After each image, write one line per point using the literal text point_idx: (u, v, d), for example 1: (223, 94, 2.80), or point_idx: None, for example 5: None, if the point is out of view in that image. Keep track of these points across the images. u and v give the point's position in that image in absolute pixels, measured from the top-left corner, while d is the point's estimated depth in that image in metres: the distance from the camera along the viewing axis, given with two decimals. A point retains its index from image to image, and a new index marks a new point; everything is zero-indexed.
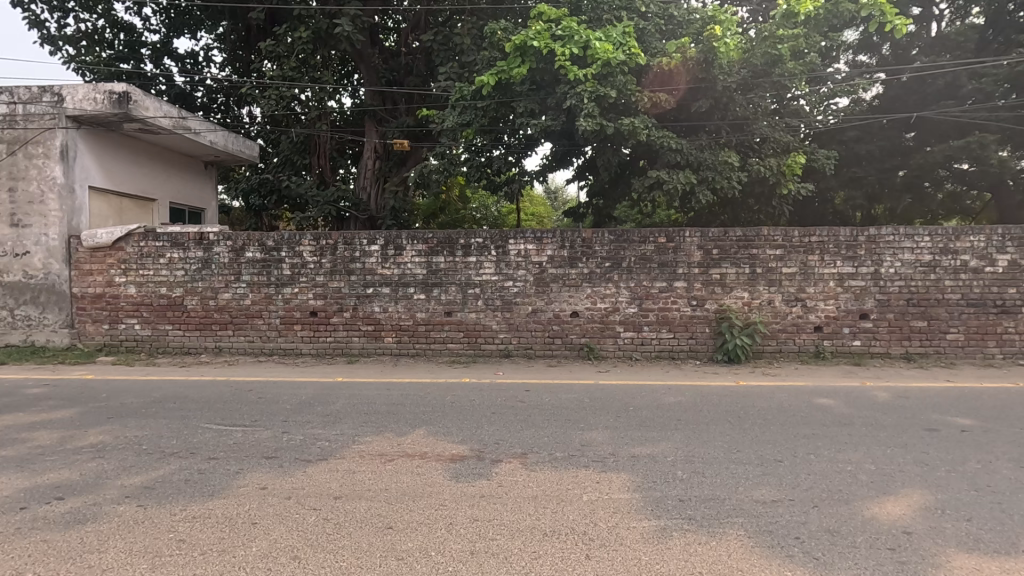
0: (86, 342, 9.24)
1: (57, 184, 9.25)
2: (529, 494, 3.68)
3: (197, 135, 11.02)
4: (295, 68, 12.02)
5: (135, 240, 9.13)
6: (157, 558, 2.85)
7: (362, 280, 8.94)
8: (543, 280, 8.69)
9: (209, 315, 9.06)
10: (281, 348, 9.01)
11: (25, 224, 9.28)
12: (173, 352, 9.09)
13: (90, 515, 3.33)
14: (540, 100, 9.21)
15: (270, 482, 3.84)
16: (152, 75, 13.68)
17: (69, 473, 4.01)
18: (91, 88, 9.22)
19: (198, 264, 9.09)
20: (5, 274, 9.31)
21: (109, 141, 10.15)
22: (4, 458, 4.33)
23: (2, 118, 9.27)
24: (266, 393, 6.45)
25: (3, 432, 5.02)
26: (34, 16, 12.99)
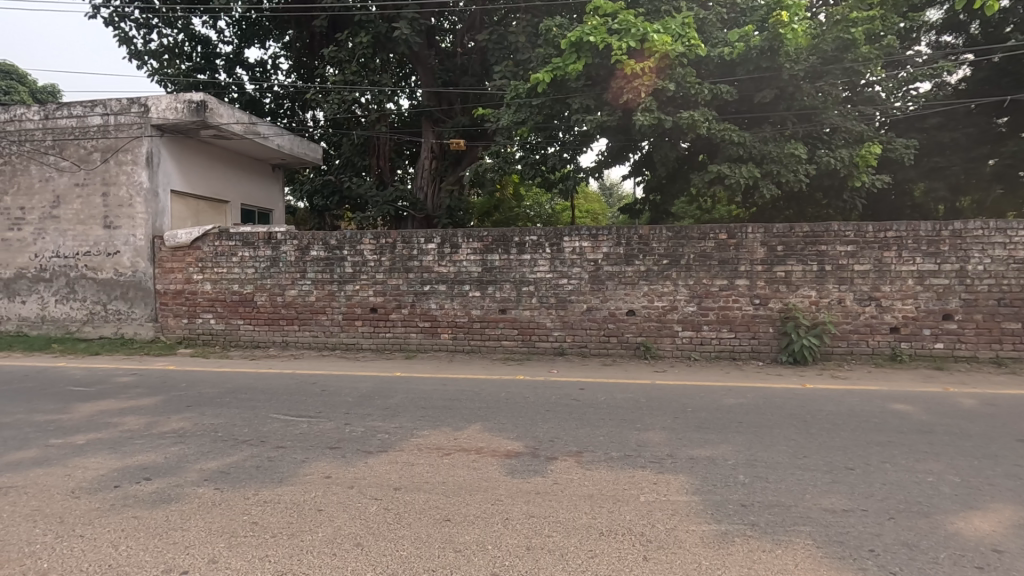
0: (168, 335, 9.93)
1: (143, 189, 9.99)
2: (585, 492, 3.65)
3: (266, 139, 11.60)
4: (356, 72, 12.41)
5: (211, 240, 9.73)
6: (233, 538, 3.04)
7: (420, 277, 9.15)
8: (598, 278, 8.60)
9: (277, 311, 9.53)
10: (343, 342, 9.36)
11: (115, 226, 10.08)
12: (244, 345, 9.63)
13: (174, 495, 3.59)
14: (595, 95, 9.09)
15: (334, 471, 4.01)
16: (225, 84, 14.51)
17: (154, 456, 4.33)
18: (173, 98, 9.88)
19: (267, 262, 9.57)
20: (99, 272, 10.15)
21: (188, 148, 10.85)
22: (100, 439, 4.74)
23: (97, 129, 10.11)
24: (329, 386, 6.73)
25: (98, 416, 5.49)
26: (123, 33, 14.06)
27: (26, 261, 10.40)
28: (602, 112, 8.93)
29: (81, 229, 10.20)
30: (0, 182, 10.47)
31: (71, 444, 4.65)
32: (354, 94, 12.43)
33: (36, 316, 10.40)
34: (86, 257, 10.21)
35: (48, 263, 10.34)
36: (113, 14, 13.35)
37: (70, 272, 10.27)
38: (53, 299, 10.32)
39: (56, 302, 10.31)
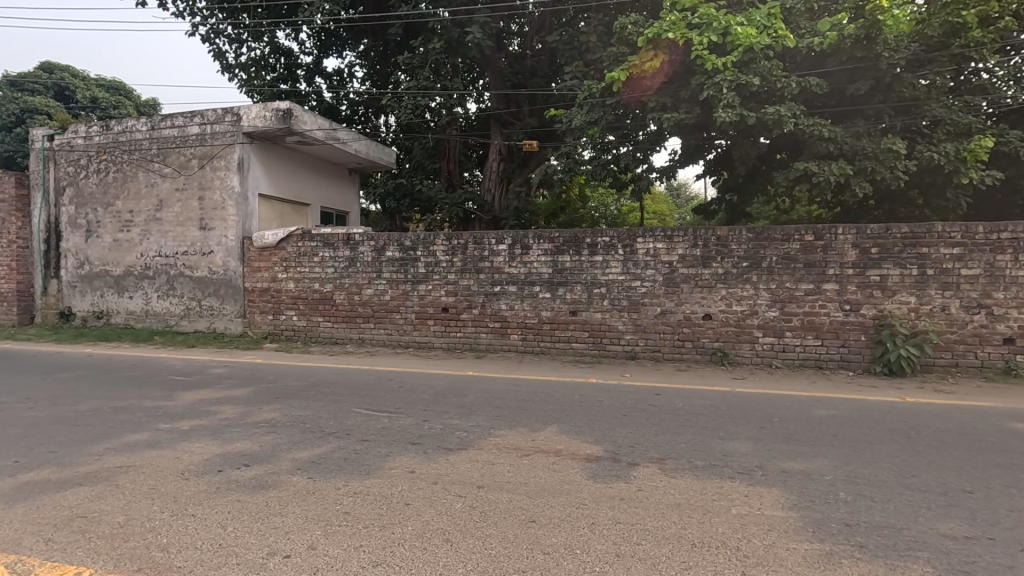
0: (255, 330, 10.55)
1: (235, 193, 10.68)
2: (671, 501, 3.53)
3: (345, 144, 12.07)
4: (429, 77, 12.69)
5: (295, 241, 10.25)
6: (328, 526, 3.16)
7: (491, 278, 9.23)
8: (673, 280, 8.37)
9: (354, 309, 9.91)
10: (415, 341, 9.60)
11: (210, 227, 10.83)
12: (323, 341, 10.07)
13: (271, 482, 3.78)
14: (672, 93, 8.86)
15: (418, 466, 4.08)
16: (306, 93, 15.26)
17: (250, 444, 4.59)
18: (263, 106, 10.51)
19: (346, 262, 9.98)
20: (195, 270, 10.94)
21: (275, 154, 11.50)
22: (202, 426, 5.09)
23: (195, 138, 10.90)
24: (405, 383, 6.92)
25: (199, 404, 5.89)
26: (217, 49, 15.10)
27: (133, 260, 11.37)
28: (680, 110, 8.67)
29: (180, 230, 11.03)
30: (113, 187, 11.49)
31: (178, 429, 5.00)
32: (427, 98, 12.72)
33: (141, 310, 11.34)
34: (184, 256, 11.02)
35: (152, 262, 11.24)
36: (208, 31, 14.36)
37: (170, 270, 11.11)
38: (155, 295, 11.22)
39: (158, 298, 11.20)
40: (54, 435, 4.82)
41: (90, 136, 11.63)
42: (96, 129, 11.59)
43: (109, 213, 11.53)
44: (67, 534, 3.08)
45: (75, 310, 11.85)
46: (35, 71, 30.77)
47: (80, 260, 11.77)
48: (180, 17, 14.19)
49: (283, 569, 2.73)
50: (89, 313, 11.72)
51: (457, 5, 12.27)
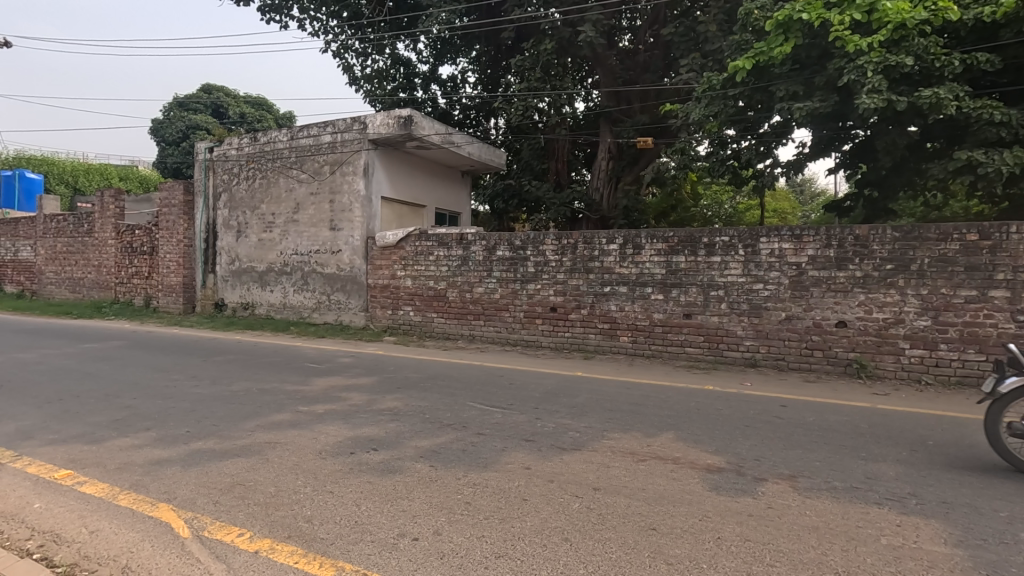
0: (376, 324, 11.30)
1: (361, 196, 11.52)
2: (807, 523, 3.25)
3: (459, 148, 12.51)
4: (539, 79, 12.76)
5: (413, 240, 10.84)
6: (452, 514, 3.28)
7: (601, 278, 9.11)
8: (801, 284, 7.72)
9: (466, 306, 10.27)
10: (524, 339, 9.73)
11: (339, 228, 11.77)
12: (437, 336, 10.54)
13: (398, 467, 4.01)
14: (804, 81, 8.17)
15: (533, 463, 4.13)
16: (422, 100, 16.06)
17: (377, 430, 4.91)
18: (386, 114, 11.20)
19: (459, 261, 10.37)
20: (325, 267, 11.94)
21: (396, 159, 12.24)
22: (335, 410, 5.53)
23: (328, 146, 11.90)
24: (516, 380, 7.04)
25: (331, 390, 6.43)
26: (345, 63, 16.36)
27: (274, 257, 12.65)
28: (813, 99, 7.97)
29: (314, 231, 12.10)
30: (259, 193, 12.87)
31: (314, 412, 5.48)
32: (536, 100, 12.83)
33: (280, 303, 12.61)
34: (316, 255, 12.08)
35: (289, 259, 12.45)
36: (338, 46, 15.59)
37: (304, 267, 12.23)
38: (292, 290, 12.41)
39: (294, 292, 12.38)
40: (216, 410, 5.49)
41: (241, 148, 13.11)
42: (246, 141, 13.04)
43: (255, 215, 12.93)
44: (230, 498, 3.48)
45: (227, 301, 13.44)
46: (199, 93, 35.45)
47: (232, 257, 13.32)
48: (315, 36, 15.52)
49: (412, 551, 2.88)
50: (238, 305, 13.25)
51: (569, 5, 12.22)
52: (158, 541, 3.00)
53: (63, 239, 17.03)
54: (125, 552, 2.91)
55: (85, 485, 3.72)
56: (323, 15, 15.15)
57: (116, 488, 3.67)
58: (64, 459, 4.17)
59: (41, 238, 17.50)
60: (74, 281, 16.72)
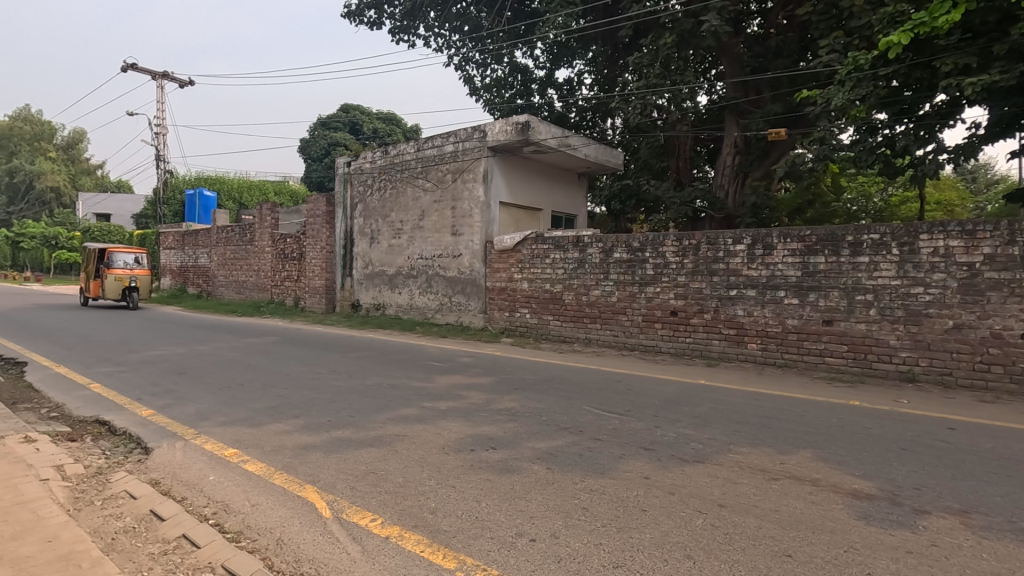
0: (494, 325, 11.63)
1: (480, 202, 11.98)
2: (984, 567, 2.77)
3: (575, 151, 12.46)
4: (659, 75, 12.17)
5: (530, 244, 11.03)
6: (568, 519, 3.27)
7: (726, 281, 8.57)
8: (974, 287, 6.64)
9: (582, 309, 10.21)
10: (642, 344, 9.45)
11: (460, 233, 12.34)
12: (553, 339, 10.59)
13: (516, 468, 4.08)
14: (978, 50, 7.19)
15: (653, 473, 3.99)
16: (539, 105, 16.28)
17: (495, 429, 5.04)
18: (505, 122, 11.52)
19: (575, 263, 10.35)
20: (448, 271, 12.56)
21: (514, 165, 12.55)
22: (457, 408, 5.78)
23: (451, 155, 12.52)
24: (634, 386, 6.84)
25: (453, 388, 6.72)
26: (466, 75, 17.08)
27: (402, 261, 13.56)
28: (990, 71, 6.92)
29: (437, 236, 12.78)
30: (389, 201, 13.88)
31: (438, 409, 5.77)
32: (656, 96, 12.28)
33: (407, 304, 13.47)
34: (439, 259, 12.75)
35: (415, 263, 13.28)
36: (460, 60, 16.33)
37: (429, 271, 12.96)
38: (417, 292, 13.21)
39: (419, 294, 13.16)
40: (352, 402, 6.00)
41: (374, 161, 14.23)
42: (378, 154, 14.13)
43: (386, 222, 13.97)
44: (365, 485, 3.78)
45: (362, 302, 14.65)
46: (337, 114, 39.07)
47: (366, 262, 14.49)
48: (439, 52, 16.40)
49: (529, 551, 2.92)
50: (371, 305, 14.39)
51: None
52: (304, 519, 3.33)
53: (231, 247, 19.70)
54: (279, 526, 3.27)
55: (248, 463, 4.26)
56: (446, 31, 15.96)
57: (272, 467, 4.16)
58: (232, 439, 4.81)
59: (215, 247, 20.39)
60: (239, 283, 19.28)
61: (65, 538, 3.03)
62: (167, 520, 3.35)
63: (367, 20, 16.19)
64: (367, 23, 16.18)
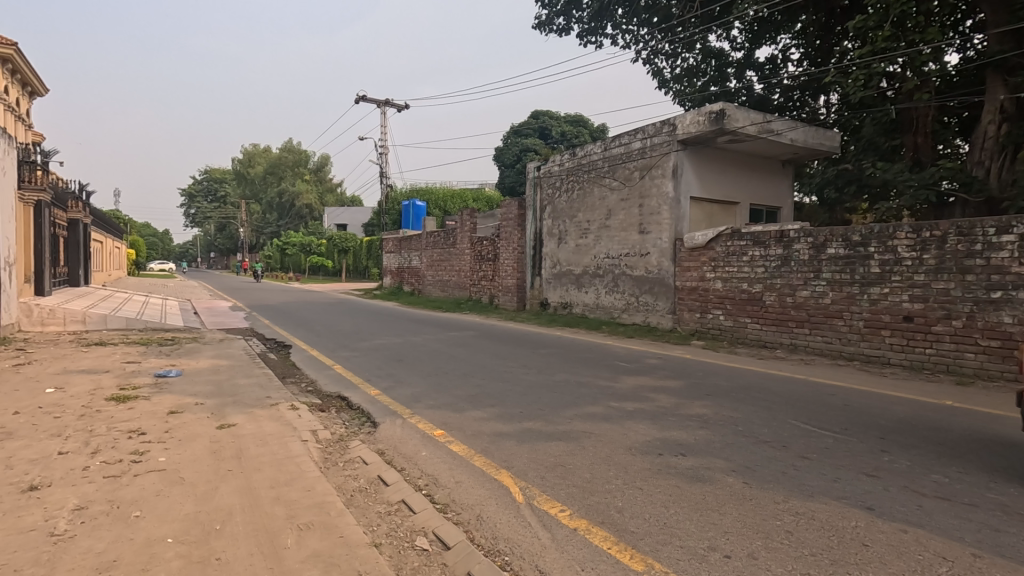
0: (683, 326, 11.11)
1: (670, 198, 11.58)
2: None
3: (779, 136, 11.22)
4: (890, 37, 10.22)
5: (724, 240, 10.30)
6: (769, 541, 2.99)
7: (985, 280, 6.94)
8: None
9: (786, 311, 9.20)
10: (864, 353, 8.16)
11: (648, 231, 12.07)
12: (751, 344, 9.72)
13: (708, 478, 3.86)
14: None
15: (877, 504, 3.43)
16: (736, 90, 15.06)
17: (685, 435, 4.83)
18: (697, 112, 10.89)
19: (778, 261, 9.38)
20: (635, 270, 12.38)
21: (707, 157, 11.83)
22: (645, 410, 5.66)
23: (639, 152, 12.30)
24: (854, 402, 5.92)
25: (640, 389, 6.60)
26: (655, 68, 16.58)
27: (589, 261, 13.73)
28: None
29: (625, 235, 12.68)
30: (577, 203, 14.16)
31: (624, 409, 5.74)
32: (886, 63, 10.40)
33: (594, 303, 13.59)
34: (626, 258, 12.62)
35: (602, 262, 13.34)
36: (649, 53, 15.93)
37: (616, 270, 12.90)
38: (604, 291, 13.23)
39: (606, 293, 13.18)
40: (542, 396, 6.29)
41: (562, 163, 14.64)
42: (566, 157, 14.49)
43: (573, 223, 14.27)
44: (554, 476, 3.95)
45: (550, 301, 15.18)
46: (528, 120, 41.13)
47: (554, 262, 14.97)
48: (627, 48, 16.21)
49: (723, 567, 2.75)
50: (559, 304, 14.83)
51: None
52: (500, 501, 3.61)
53: (437, 250, 22.05)
54: (478, 504, 3.59)
55: (453, 443, 4.76)
56: (635, 26, 15.69)
57: (473, 450, 4.59)
58: (440, 421, 5.41)
59: (425, 250, 23.03)
60: (444, 282, 21.46)
61: (320, 490, 3.74)
62: (390, 485, 3.93)
63: (556, 28, 16.74)
64: (556, 30, 16.73)
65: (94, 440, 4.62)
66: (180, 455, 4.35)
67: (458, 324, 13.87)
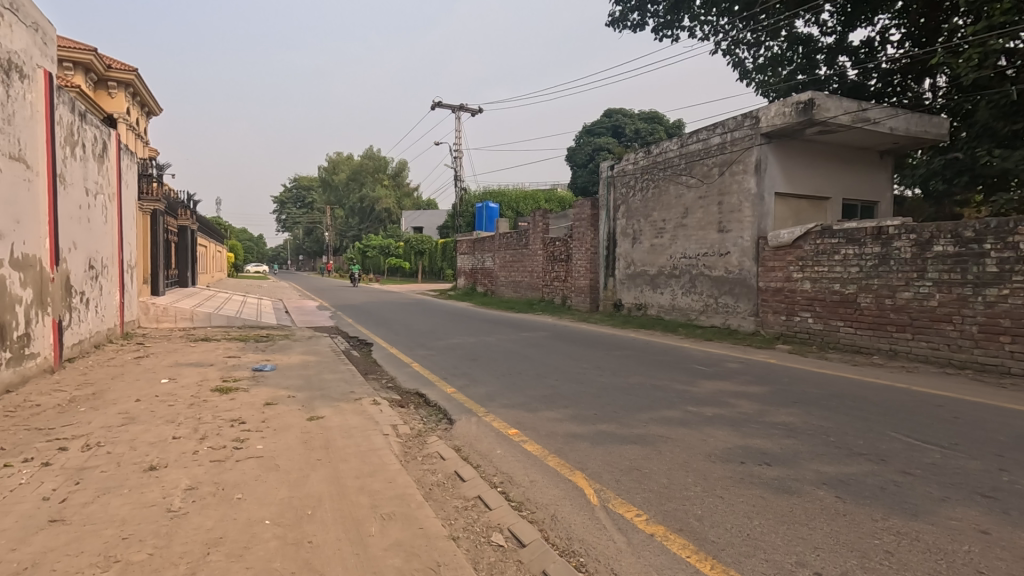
0: (767, 330, 10.55)
1: (752, 194, 11.05)
2: None
3: (876, 124, 10.39)
4: (1009, 10, 9.18)
5: (813, 238, 9.69)
6: (866, 560, 2.79)
7: None
8: None
9: (884, 315, 8.52)
10: (977, 361, 7.38)
11: (728, 230, 11.58)
12: (844, 349, 9.07)
13: (795, 489, 3.66)
14: None
15: (995, 528, 3.10)
16: (826, 77, 14.11)
17: (770, 444, 4.59)
18: (782, 103, 10.32)
19: (876, 260, 8.68)
20: (713, 270, 11.91)
21: (793, 150, 11.18)
22: (725, 416, 5.45)
23: (718, 148, 11.84)
24: (965, 414, 5.38)
25: (720, 394, 6.35)
26: (736, 59, 15.88)
27: (664, 261, 13.37)
28: None
29: (702, 234, 12.24)
30: (652, 201, 13.83)
31: (703, 414, 5.55)
32: (1005, 39, 9.32)
33: (669, 305, 13.22)
34: (704, 258, 12.17)
35: (678, 263, 12.95)
36: (729, 44, 15.28)
37: (693, 270, 12.48)
38: (681, 292, 12.83)
39: (682, 294, 12.78)
40: (617, 399, 6.20)
41: (637, 162, 14.36)
42: (641, 155, 14.20)
43: (648, 222, 13.94)
44: (630, 480, 3.89)
45: (624, 302, 14.93)
46: (600, 119, 40.70)
47: (628, 262, 14.70)
48: (705, 40, 15.63)
49: None
50: (633, 305, 14.56)
51: None
52: (575, 502, 3.60)
53: (510, 251, 22.29)
54: (552, 503, 3.61)
55: (528, 443, 4.80)
56: (714, 16, 15.11)
57: (547, 450, 4.61)
58: (514, 421, 5.48)
59: (498, 251, 23.37)
60: (517, 283, 21.66)
61: (401, 482, 3.91)
62: (467, 481, 4.03)
63: (630, 24, 16.44)
64: (630, 27, 16.43)
65: (202, 427, 5.08)
66: (276, 443, 4.69)
67: (531, 325, 13.97)
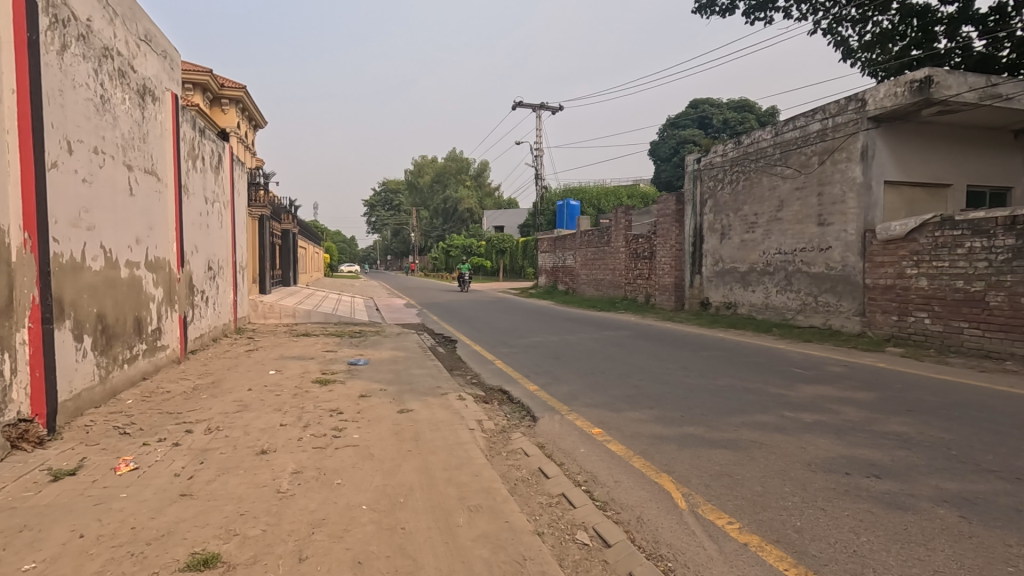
0: (875, 331, 9.70)
1: (857, 183, 10.20)
2: None
3: (1008, 100, 9.22)
4: None
5: (929, 230, 8.78)
6: None
7: None
8: None
9: (1019, 315, 7.55)
10: None
11: (829, 222, 10.76)
12: (968, 353, 8.13)
13: (910, 506, 3.34)
14: None
15: None
16: (947, 51, 12.70)
17: (880, 455, 4.22)
18: (893, 83, 9.44)
19: (1009, 253, 7.70)
20: (812, 266, 11.12)
21: (907, 134, 10.20)
22: (827, 423, 5.07)
23: (818, 134, 11.02)
24: None
25: (821, 400, 5.91)
26: (838, 38, 14.69)
27: (756, 258, 12.67)
28: None
29: (799, 228, 11.47)
30: (743, 195, 13.13)
31: (802, 420, 5.20)
32: None
33: (762, 304, 12.51)
34: (802, 253, 11.40)
35: (772, 259, 12.21)
36: (830, 22, 14.17)
37: (789, 267, 11.73)
38: (775, 290, 12.10)
39: (777, 292, 12.04)
40: (705, 401, 5.96)
41: (725, 153, 13.69)
42: (730, 146, 13.52)
43: (738, 216, 13.26)
44: (720, 486, 3.74)
45: (712, 301, 14.31)
46: (686, 111, 39.21)
47: (716, 259, 14.07)
48: (803, 20, 14.60)
49: None
50: (721, 304, 13.93)
51: None
52: (662, 505, 3.52)
53: (592, 249, 22.05)
54: (638, 505, 3.55)
55: (612, 443, 4.75)
56: None
57: (632, 451, 4.53)
58: (597, 420, 5.44)
59: (579, 249, 23.21)
60: (598, 281, 21.42)
61: (487, 476, 4.01)
62: (550, 478, 4.05)
63: (719, 9, 15.69)
64: (719, 12, 15.68)
65: (305, 416, 5.49)
66: (370, 434, 4.97)
67: (613, 324, 13.77)
